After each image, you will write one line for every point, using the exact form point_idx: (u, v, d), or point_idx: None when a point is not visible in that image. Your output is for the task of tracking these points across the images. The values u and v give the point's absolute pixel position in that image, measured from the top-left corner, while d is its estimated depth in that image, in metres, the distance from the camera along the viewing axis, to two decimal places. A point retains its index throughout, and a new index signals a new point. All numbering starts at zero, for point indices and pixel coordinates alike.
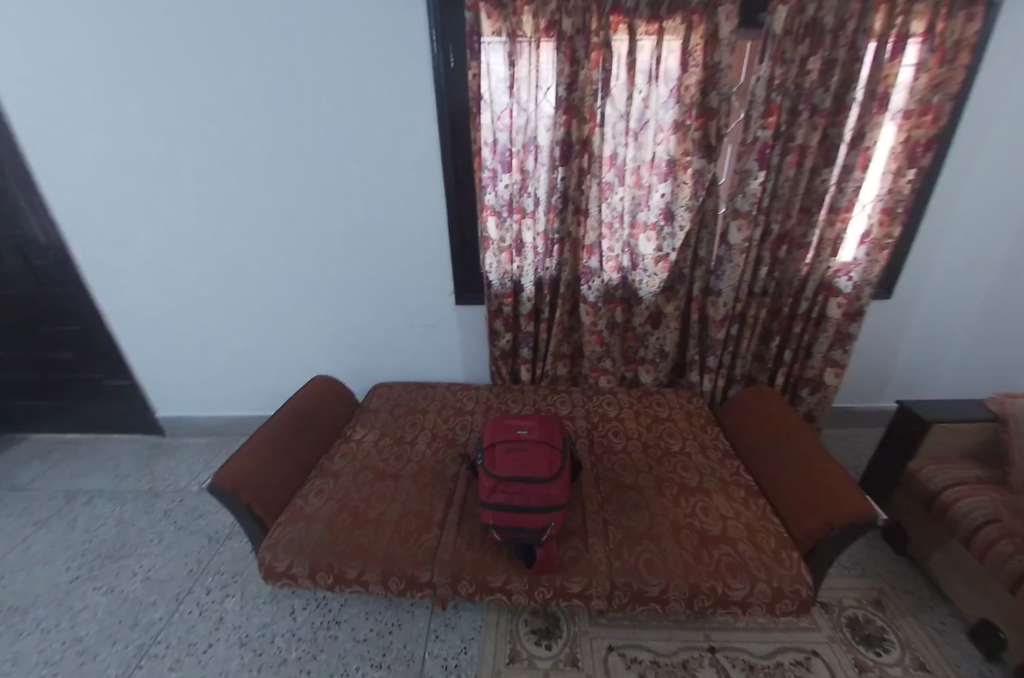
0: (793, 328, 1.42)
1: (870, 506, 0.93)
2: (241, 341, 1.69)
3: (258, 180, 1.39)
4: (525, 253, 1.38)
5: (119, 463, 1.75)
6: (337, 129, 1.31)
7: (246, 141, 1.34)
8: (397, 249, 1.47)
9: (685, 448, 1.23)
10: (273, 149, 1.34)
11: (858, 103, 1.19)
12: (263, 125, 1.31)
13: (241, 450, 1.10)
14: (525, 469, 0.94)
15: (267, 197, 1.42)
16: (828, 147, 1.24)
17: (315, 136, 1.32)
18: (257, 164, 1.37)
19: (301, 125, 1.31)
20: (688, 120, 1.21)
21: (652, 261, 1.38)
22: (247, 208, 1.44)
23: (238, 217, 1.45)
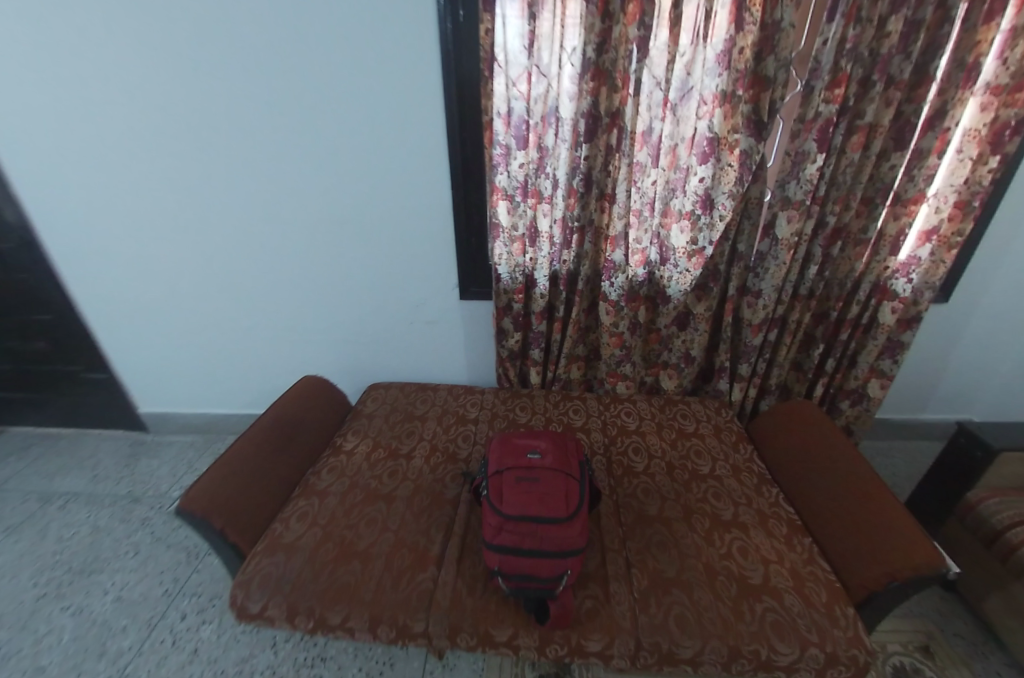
0: (839, 334, 1.28)
1: (942, 555, 0.79)
2: (226, 334, 1.54)
3: (235, 152, 1.21)
4: (540, 243, 1.21)
5: (97, 462, 1.63)
6: (322, 95, 1.11)
7: (218, 107, 1.14)
8: (396, 235, 1.30)
9: (716, 471, 1.09)
10: (251, 117, 1.15)
11: (941, 74, 1.00)
12: (237, 88, 1.12)
13: (213, 470, 0.98)
14: (537, 506, 0.80)
15: (246, 174, 1.24)
16: (901, 128, 1.05)
17: (297, 101, 1.12)
18: (231, 133, 1.18)
19: (281, 88, 1.11)
20: (738, 90, 1.02)
21: (685, 255, 1.21)
22: (224, 185, 1.26)
23: (215, 196, 1.28)
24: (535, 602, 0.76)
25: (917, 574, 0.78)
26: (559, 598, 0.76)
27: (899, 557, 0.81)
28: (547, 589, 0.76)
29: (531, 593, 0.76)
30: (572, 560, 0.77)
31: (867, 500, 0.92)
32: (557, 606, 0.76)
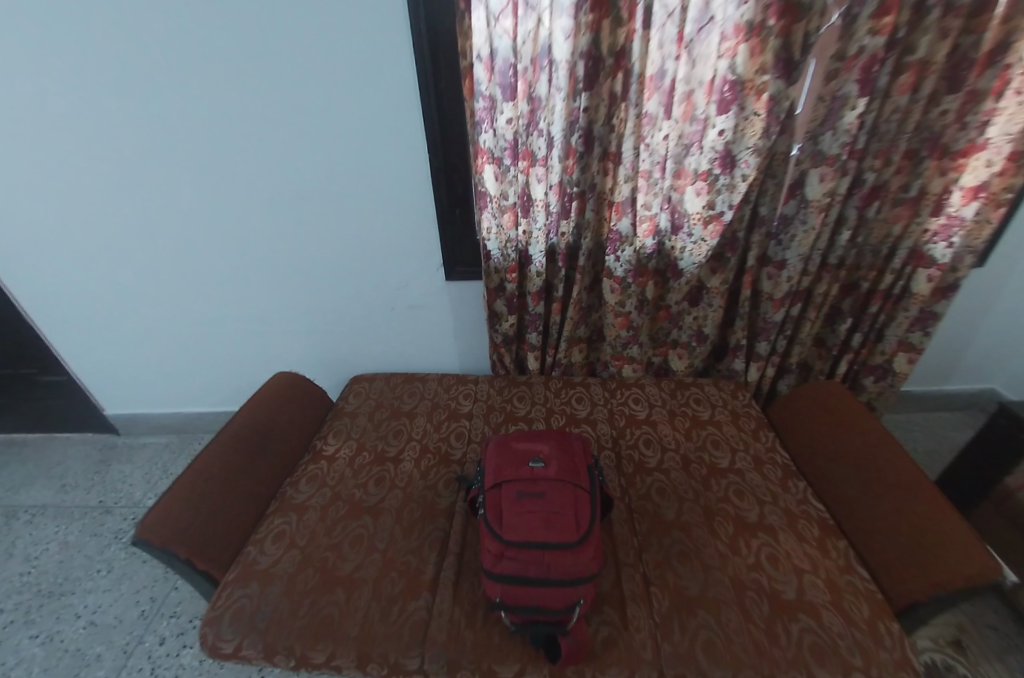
0: (868, 307, 1.17)
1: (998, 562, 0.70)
2: (189, 328, 1.39)
3: (157, 114, 0.99)
4: (534, 213, 1.05)
5: (65, 470, 1.51)
6: (258, 40, 0.90)
7: (131, 58, 0.92)
8: (368, 210, 1.13)
9: (737, 465, 1.00)
10: (173, 70, 0.93)
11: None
12: (151, 35, 0.90)
13: (171, 494, 0.86)
14: (543, 529, 0.70)
15: (181, 145, 1.04)
16: (958, 63, 0.87)
17: (229, 48, 0.91)
18: (152, 92, 0.96)
19: (206, 31, 0.89)
20: (768, 19, 0.82)
21: (700, 222, 1.05)
22: (158, 157, 1.06)
23: (151, 172, 1.08)
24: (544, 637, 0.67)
25: (973, 585, 0.68)
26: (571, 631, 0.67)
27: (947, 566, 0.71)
28: (557, 623, 0.67)
29: (538, 628, 0.67)
30: (585, 589, 0.67)
31: (906, 498, 0.82)
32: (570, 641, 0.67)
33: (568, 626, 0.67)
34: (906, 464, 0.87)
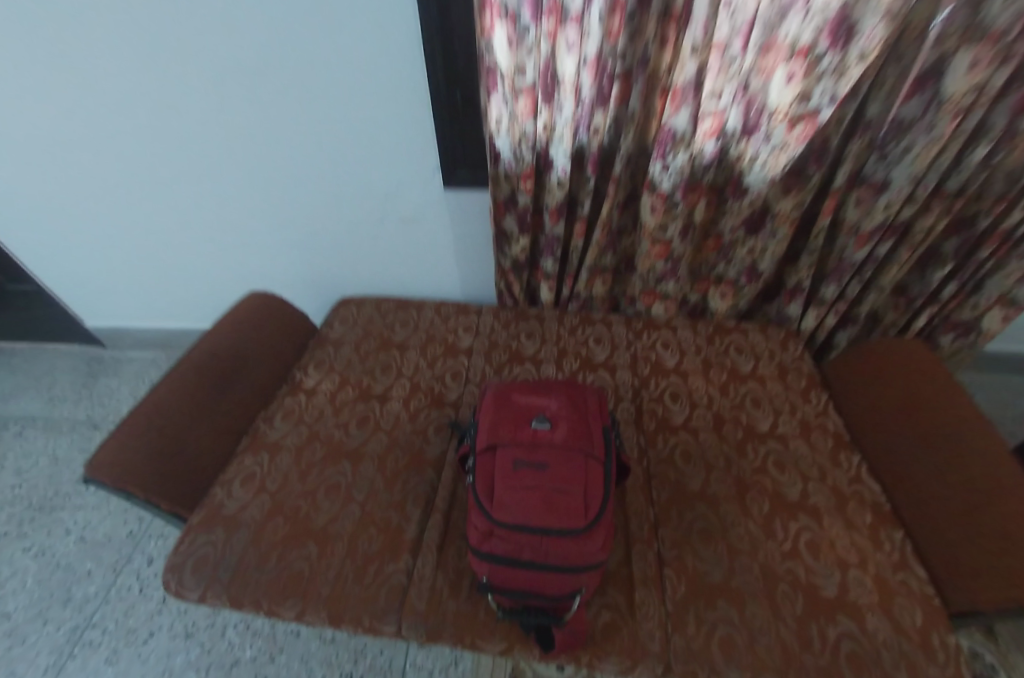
0: (978, 253, 0.94)
1: None
2: (153, 236, 1.21)
3: None
4: (560, 100, 0.79)
5: (52, 381, 1.45)
6: None
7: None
8: (341, 92, 0.85)
9: (780, 430, 0.86)
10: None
11: None
12: None
13: (123, 429, 0.75)
14: (542, 508, 0.58)
15: None
16: None
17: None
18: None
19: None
20: None
21: (784, 122, 0.78)
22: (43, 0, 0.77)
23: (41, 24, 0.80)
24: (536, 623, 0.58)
25: None
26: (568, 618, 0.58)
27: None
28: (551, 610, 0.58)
29: (529, 616, 0.58)
30: (587, 578, 0.57)
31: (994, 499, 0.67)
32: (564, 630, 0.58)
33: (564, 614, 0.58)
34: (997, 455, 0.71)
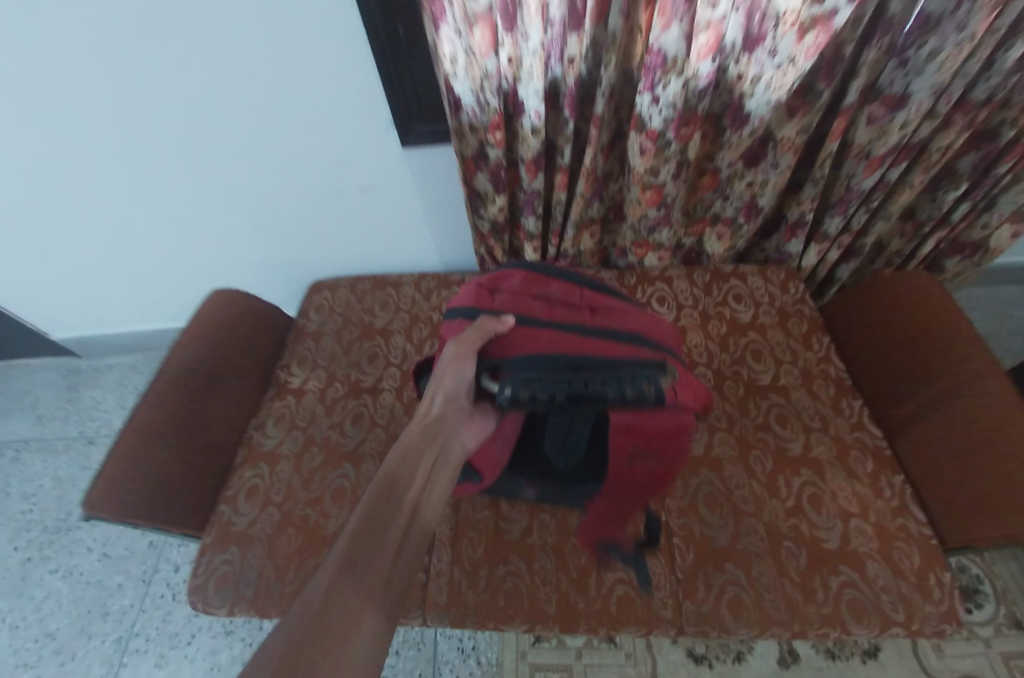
0: (997, 167, 0.86)
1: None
2: (83, 239, 1.06)
3: None
4: (524, 28, 0.63)
5: (33, 399, 1.39)
6: None
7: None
8: (264, 37, 0.67)
9: (781, 382, 0.84)
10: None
11: None
12: None
13: (117, 459, 0.71)
14: (584, 299, 0.65)
15: None
16: None
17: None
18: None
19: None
20: None
21: (793, 31, 0.64)
22: None
23: None
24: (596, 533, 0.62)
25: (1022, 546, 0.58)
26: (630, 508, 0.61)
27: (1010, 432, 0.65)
28: (616, 428, 0.53)
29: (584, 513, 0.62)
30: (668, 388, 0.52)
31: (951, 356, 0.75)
32: (631, 451, 0.55)
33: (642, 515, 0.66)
34: (951, 314, 0.79)
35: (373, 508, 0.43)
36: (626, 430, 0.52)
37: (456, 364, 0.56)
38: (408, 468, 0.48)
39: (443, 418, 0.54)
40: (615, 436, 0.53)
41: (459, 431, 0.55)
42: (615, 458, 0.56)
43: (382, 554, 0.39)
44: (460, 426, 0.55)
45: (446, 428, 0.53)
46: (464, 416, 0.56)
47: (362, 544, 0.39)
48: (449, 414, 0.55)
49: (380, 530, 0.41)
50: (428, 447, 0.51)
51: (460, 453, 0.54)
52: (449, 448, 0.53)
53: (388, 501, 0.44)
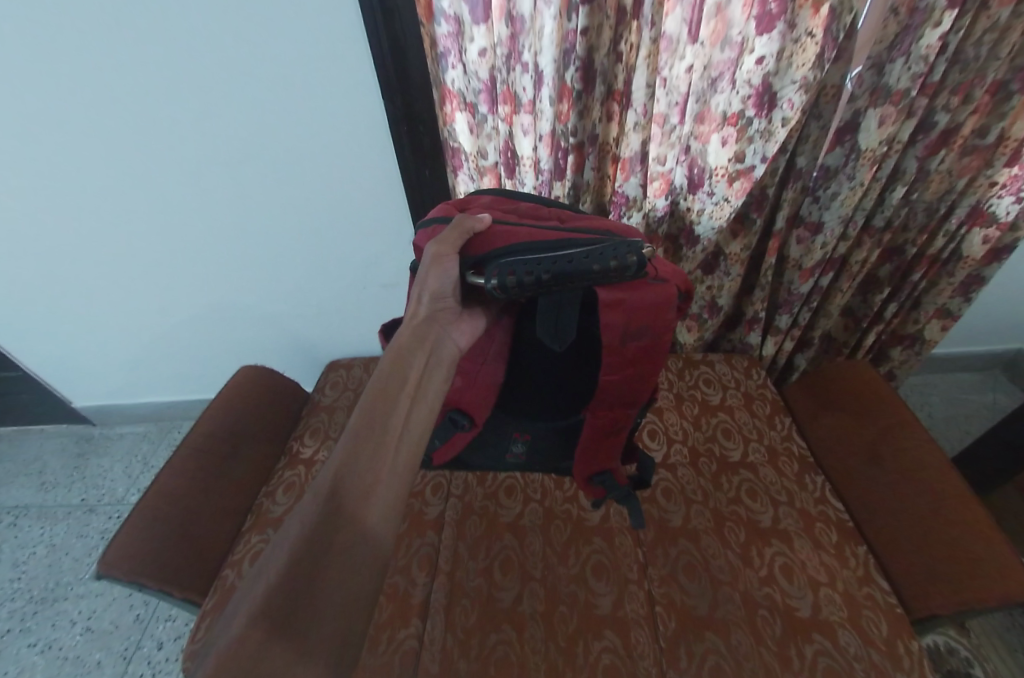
0: (911, 276, 1.04)
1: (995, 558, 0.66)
2: (131, 324, 1.20)
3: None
4: (522, 174, 0.88)
5: (41, 467, 1.44)
6: None
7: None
8: (322, 178, 0.88)
9: (750, 458, 0.93)
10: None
11: None
12: None
13: (142, 519, 0.78)
14: (557, 214, 0.66)
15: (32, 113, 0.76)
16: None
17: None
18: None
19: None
20: None
21: (724, 179, 0.86)
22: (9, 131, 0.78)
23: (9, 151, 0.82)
24: (589, 468, 0.75)
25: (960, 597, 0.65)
26: (619, 435, 0.72)
27: (977, 524, 0.71)
28: (606, 304, 0.55)
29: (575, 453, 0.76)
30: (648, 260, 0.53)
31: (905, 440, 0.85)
32: (622, 329, 0.58)
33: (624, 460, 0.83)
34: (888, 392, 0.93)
35: (350, 451, 0.43)
36: (614, 305, 0.54)
37: (440, 264, 0.55)
38: (392, 389, 0.50)
39: (432, 322, 0.58)
40: (604, 313, 0.56)
41: (448, 332, 0.60)
42: (607, 335, 0.58)
43: (359, 505, 0.40)
44: (449, 330, 0.60)
45: (435, 330, 0.58)
46: (452, 319, 0.61)
47: (337, 495, 0.40)
48: (438, 317, 0.59)
49: (357, 475, 0.41)
50: (419, 350, 0.55)
51: (451, 354, 0.59)
52: (440, 351, 0.57)
53: (366, 443, 0.44)
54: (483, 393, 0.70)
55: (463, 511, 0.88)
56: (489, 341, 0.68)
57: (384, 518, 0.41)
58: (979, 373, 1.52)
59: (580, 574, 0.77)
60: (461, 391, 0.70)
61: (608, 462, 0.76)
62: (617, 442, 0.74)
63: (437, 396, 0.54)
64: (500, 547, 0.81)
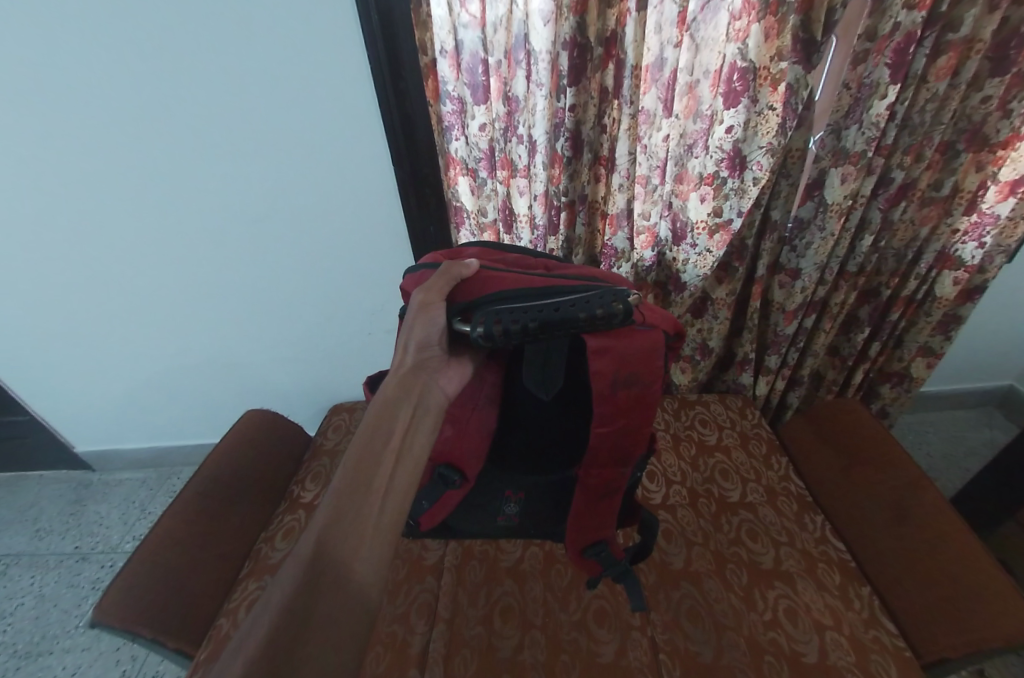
0: (890, 315, 1.09)
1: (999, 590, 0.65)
2: (142, 370, 1.25)
3: (46, 148, 0.81)
4: (518, 229, 0.96)
5: (38, 513, 1.46)
6: (156, 46, 0.70)
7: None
8: (334, 233, 0.96)
9: (749, 499, 0.93)
10: (53, 68, 0.72)
11: None
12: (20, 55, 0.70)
13: (141, 564, 0.78)
14: (540, 264, 0.71)
15: (83, 180, 0.85)
16: (961, 66, 0.75)
17: (124, 43, 0.70)
18: (36, 101, 0.75)
19: (92, 18, 0.67)
20: (755, 23, 0.71)
21: (705, 232, 0.94)
22: (60, 196, 0.88)
23: (55, 213, 0.90)
24: (584, 538, 0.71)
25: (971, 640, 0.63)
26: (613, 497, 0.70)
27: (974, 564, 0.69)
28: (593, 351, 0.58)
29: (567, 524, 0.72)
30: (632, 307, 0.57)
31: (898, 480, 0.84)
32: (613, 378, 0.59)
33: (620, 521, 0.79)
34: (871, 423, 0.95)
35: (331, 515, 0.40)
36: (602, 351, 0.57)
37: (426, 312, 0.58)
38: (379, 438, 0.47)
39: (420, 369, 0.56)
40: (592, 361, 0.58)
41: (438, 377, 0.57)
42: (598, 385, 0.59)
43: (341, 575, 0.37)
44: (438, 375, 0.57)
45: (424, 377, 0.56)
46: (440, 366, 0.59)
47: (318, 566, 0.37)
48: (425, 363, 0.57)
49: (339, 542, 0.39)
50: (405, 398, 0.53)
51: (441, 399, 0.56)
52: (429, 396, 0.55)
53: (348, 503, 0.41)
54: (476, 441, 0.68)
55: (463, 556, 0.87)
56: (479, 386, 0.69)
57: (371, 583, 0.38)
58: (971, 411, 1.54)
59: (582, 620, 0.76)
60: (450, 443, 0.67)
61: (604, 531, 0.72)
62: (613, 505, 0.70)
63: (429, 442, 0.51)
64: (500, 593, 0.80)
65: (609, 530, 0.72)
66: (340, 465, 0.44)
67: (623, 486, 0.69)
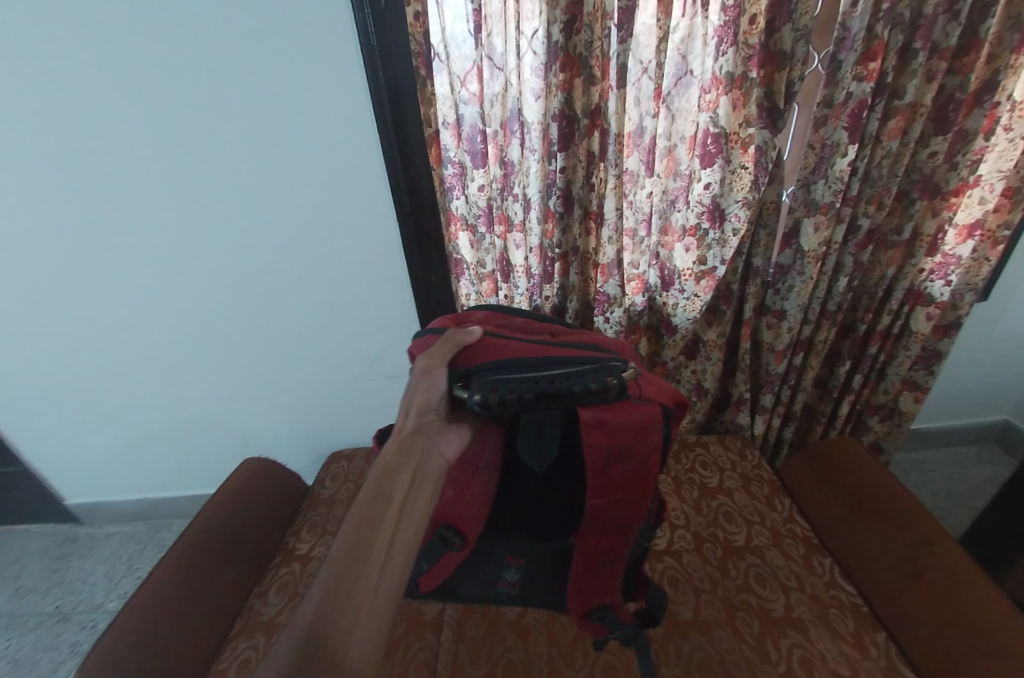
0: (868, 348, 1.13)
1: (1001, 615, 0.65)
2: (143, 421, 1.26)
3: (84, 212, 0.89)
4: (515, 278, 1.02)
5: (19, 571, 1.41)
6: (193, 125, 0.80)
7: (48, 124, 0.79)
8: (341, 285, 1.02)
9: (755, 542, 0.92)
10: (102, 145, 0.81)
11: (980, 40, 0.76)
12: (75, 135, 0.80)
13: (129, 618, 0.75)
14: (545, 332, 0.76)
15: (114, 240, 0.93)
16: (909, 127, 0.84)
17: (166, 115, 0.79)
18: (81, 163, 0.83)
19: (139, 95, 0.77)
20: (722, 95, 0.80)
21: (691, 278, 1.01)
22: (87, 254, 0.94)
23: (81, 269, 0.97)
24: (586, 602, 0.69)
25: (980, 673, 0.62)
26: (615, 566, 0.68)
27: (975, 606, 0.68)
28: (587, 424, 0.58)
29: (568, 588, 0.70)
30: (628, 381, 0.61)
31: (904, 522, 0.83)
32: (606, 454, 0.59)
33: (628, 594, 0.76)
34: (867, 458, 0.96)
35: (326, 592, 0.40)
36: (596, 424, 0.58)
37: (428, 378, 0.61)
38: (377, 509, 0.48)
39: (420, 433, 0.58)
40: (585, 434, 0.59)
41: (437, 442, 0.58)
42: (591, 458, 0.59)
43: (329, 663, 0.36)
44: (437, 440, 0.58)
45: (423, 441, 0.57)
46: (440, 429, 0.60)
47: (309, 647, 0.36)
48: (425, 427, 0.59)
49: (333, 620, 0.38)
50: (405, 463, 0.54)
51: (441, 464, 0.57)
52: (428, 462, 0.56)
53: (345, 576, 0.42)
54: (475, 509, 0.65)
55: (464, 610, 0.84)
56: (481, 448, 0.68)
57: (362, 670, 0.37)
58: (969, 446, 1.54)
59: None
60: (451, 505, 0.67)
61: (609, 597, 0.69)
62: (615, 576, 0.68)
63: (428, 509, 0.52)
64: (503, 650, 0.77)
65: (613, 596, 0.69)
66: (339, 536, 0.45)
67: (625, 556, 0.67)
